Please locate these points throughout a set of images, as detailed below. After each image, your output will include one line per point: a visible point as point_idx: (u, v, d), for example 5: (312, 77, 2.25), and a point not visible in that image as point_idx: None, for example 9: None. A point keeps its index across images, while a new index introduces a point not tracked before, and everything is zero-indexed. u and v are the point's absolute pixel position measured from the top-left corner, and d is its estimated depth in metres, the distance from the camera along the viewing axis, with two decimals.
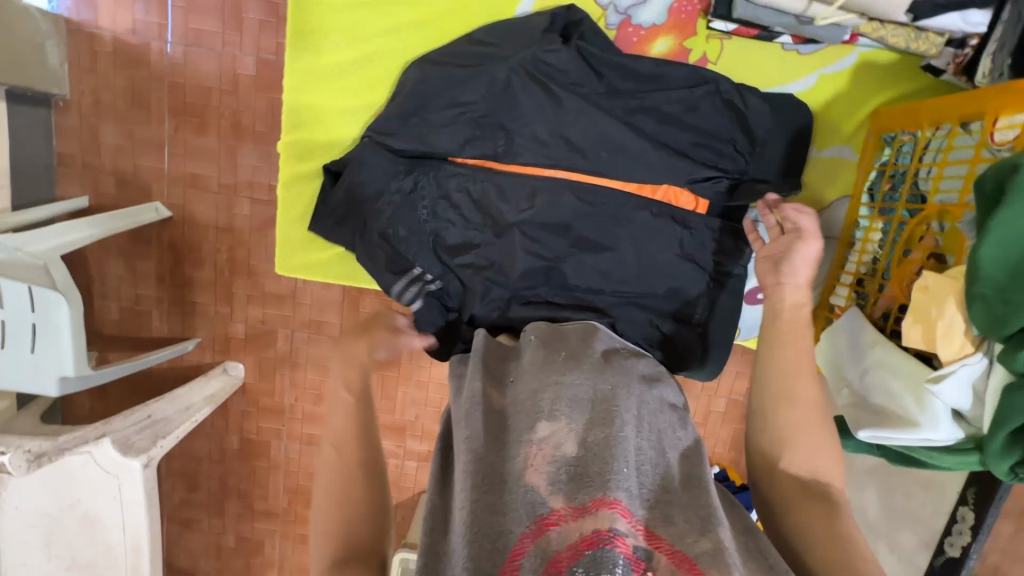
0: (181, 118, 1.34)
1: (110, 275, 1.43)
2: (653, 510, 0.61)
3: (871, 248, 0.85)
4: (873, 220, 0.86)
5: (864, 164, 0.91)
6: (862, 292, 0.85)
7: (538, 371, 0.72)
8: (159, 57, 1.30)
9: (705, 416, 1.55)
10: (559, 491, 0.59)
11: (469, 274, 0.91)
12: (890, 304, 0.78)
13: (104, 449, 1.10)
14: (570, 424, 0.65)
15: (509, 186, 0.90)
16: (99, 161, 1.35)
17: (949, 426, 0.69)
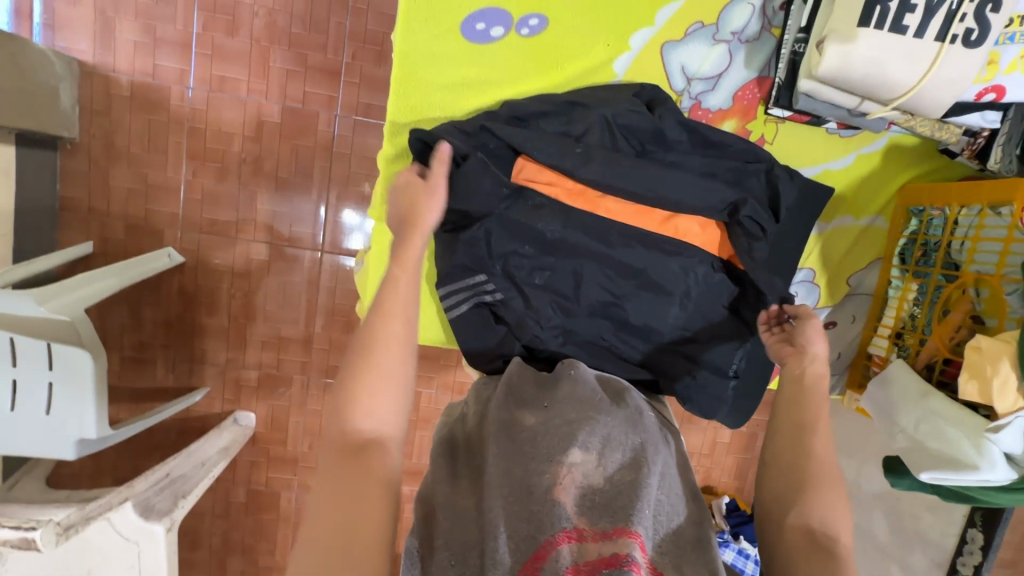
0: (199, 162, 1.32)
1: (112, 322, 1.36)
2: (667, 556, 0.58)
3: (908, 307, 0.91)
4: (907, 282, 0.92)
5: (893, 232, 0.96)
6: (903, 346, 0.91)
7: (573, 405, 0.73)
8: (180, 101, 1.29)
9: (711, 448, 1.62)
10: (584, 512, 0.58)
11: (538, 300, 0.86)
12: (931, 356, 0.83)
13: (124, 515, 1.03)
14: (602, 456, 0.65)
15: (594, 224, 0.85)
16: (109, 205, 1.31)
17: (1005, 472, 0.72)
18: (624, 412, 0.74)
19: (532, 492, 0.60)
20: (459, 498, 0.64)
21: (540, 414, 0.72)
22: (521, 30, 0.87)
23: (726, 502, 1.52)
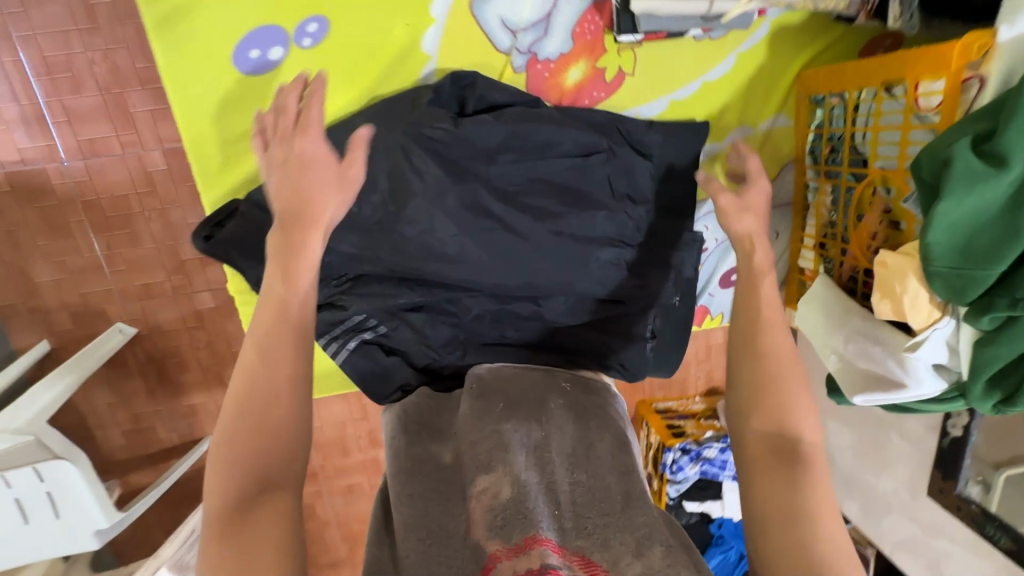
0: (109, 233, 1.27)
1: (99, 404, 1.40)
2: (589, 537, 0.63)
3: (826, 211, 1.03)
4: (822, 183, 1.03)
5: (802, 126, 1.07)
6: (827, 253, 1.03)
7: (476, 421, 0.74)
8: (60, 178, 1.22)
9: (707, 353, 1.61)
10: (496, 534, 0.59)
11: (428, 323, 0.91)
12: (853, 264, 0.94)
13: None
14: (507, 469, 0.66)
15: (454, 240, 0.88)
16: (44, 301, 1.30)
17: (933, 383, 0.82)
18: (529, 408, 0.78)
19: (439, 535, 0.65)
20: (385, 554, 0.68)
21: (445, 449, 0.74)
22: (302, 41, 0.94)
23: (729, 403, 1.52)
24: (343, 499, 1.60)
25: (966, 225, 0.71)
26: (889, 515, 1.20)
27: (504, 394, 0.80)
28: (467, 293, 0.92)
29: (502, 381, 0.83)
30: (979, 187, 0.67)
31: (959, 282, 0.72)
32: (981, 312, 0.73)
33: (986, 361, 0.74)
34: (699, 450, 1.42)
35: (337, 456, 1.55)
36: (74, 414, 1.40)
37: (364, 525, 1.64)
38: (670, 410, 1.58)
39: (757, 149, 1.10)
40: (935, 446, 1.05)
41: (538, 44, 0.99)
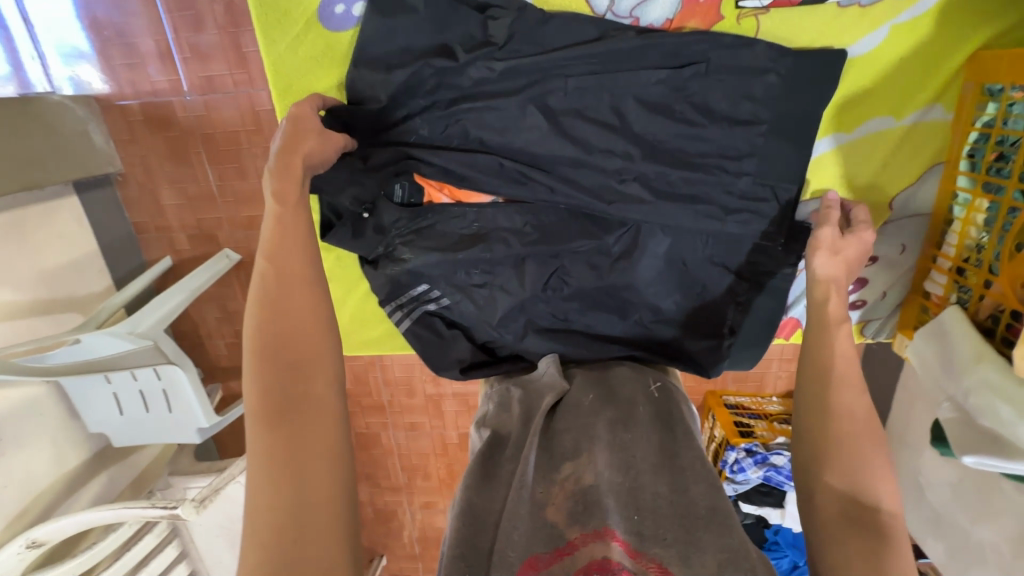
0: (221, 166, 1.38)
1: (209, 317, 1.59)
2: (670, 547, 0.60)
3: (974, 231, 0.88)
4: (976, 198, 0.87)
5: (962, 122, 0.89)
6: (964, 284, 0.90)
7: (578, 415, 0.77)
8: (184, 111, 1.33)
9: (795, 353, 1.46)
10: (575, 522, 0.63)
11: (506, 280, 0.92)
12: (997, 301, 0.82)
13: None
14: (592, 460, 0.70)
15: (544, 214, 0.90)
16: (168, 222, 1.46)
17: None
18: (617, 408, 0.79)
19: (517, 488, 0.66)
20: (486, 501, 0.67)
21: (529, 424, 0.77)
22: None
23: None
24: (406, 434, 1.72)
25: None
26: (982, 565, 1.06)
27: (584, 390, 0.83)
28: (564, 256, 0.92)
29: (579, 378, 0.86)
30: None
31: None
32: None
33: None
34: (766, 455, 1.32)
35: (404, 395, 1.66)
36: (190, 322, 1.60)
37: (422, 460, 1.77)
38: (741, 405, 1.48)
39: (895, 145, 0.94)
40: None
41: (642, 8, 0.84)
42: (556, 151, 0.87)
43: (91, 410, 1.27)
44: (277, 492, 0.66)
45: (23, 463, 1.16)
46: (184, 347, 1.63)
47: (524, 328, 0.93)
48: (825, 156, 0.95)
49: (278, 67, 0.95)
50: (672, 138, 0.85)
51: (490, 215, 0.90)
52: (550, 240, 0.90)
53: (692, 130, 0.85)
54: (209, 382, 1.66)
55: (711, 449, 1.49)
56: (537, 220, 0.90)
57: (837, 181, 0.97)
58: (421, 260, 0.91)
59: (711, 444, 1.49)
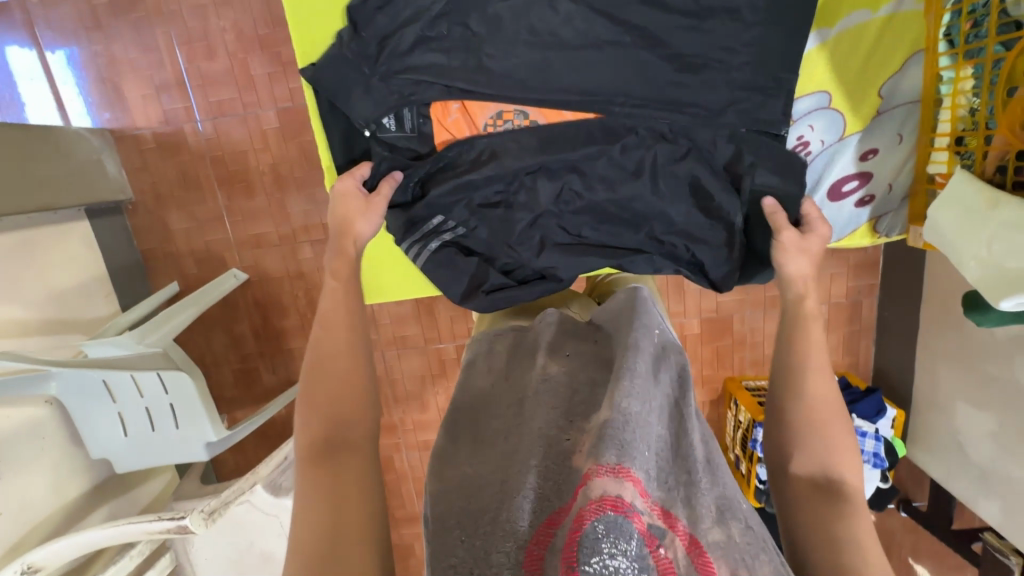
0: (229, 186, 1.43)
1: (216, 344, 1.57)
2: (669, 491, 0.55)
3: (964, 100, 0.84)
4: (960, 68, 0.84)
5: (932, 4, 0.85)
6: (965, 151, 0.85)
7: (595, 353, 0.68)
8: (194, 136, 1.40)
9: None
10: (602, 449, 0.52)
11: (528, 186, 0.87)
12: (1001, 151, 0.76)
13: (259, 494, 1.23)
14: (613, 393, 0.59)
15: (558, 134, 0.86)
16: (176, 246, 1.48)
17: None
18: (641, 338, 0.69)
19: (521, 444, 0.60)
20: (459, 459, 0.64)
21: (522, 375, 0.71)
22: None
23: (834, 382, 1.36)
24: (420, 454, 1.65)
25: None
26: None
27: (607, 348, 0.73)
28: (590, 161, 0.86)
29: (592, 338, 0.76)
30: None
31: None
32: None
33: None
34: None
35: (416, 411, 1.61)
36: (196, 351, 1.58)
37: None
38: (762, 388, 1.45)
39: (877, 38, 0.89)
40: None
41: None
42: (578, 58, 0.81)
43: (93, 433, 1.22)
44: (316, 499, 0.60)
45: (20, 489, 1.10)
46: None
47: (542, 243, 0.88)
48: (812, 56, 0.90)
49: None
50: (682, 47, 0.80)
51: (503, 134, 0.87)
52: (562, 151, 0.85)
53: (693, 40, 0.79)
54: None
55: (739, 437, 1.44)
56: (545, 136, 0.86)
57: (829, 78, 0.91)
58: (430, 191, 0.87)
59: (736, 430, 1.44)
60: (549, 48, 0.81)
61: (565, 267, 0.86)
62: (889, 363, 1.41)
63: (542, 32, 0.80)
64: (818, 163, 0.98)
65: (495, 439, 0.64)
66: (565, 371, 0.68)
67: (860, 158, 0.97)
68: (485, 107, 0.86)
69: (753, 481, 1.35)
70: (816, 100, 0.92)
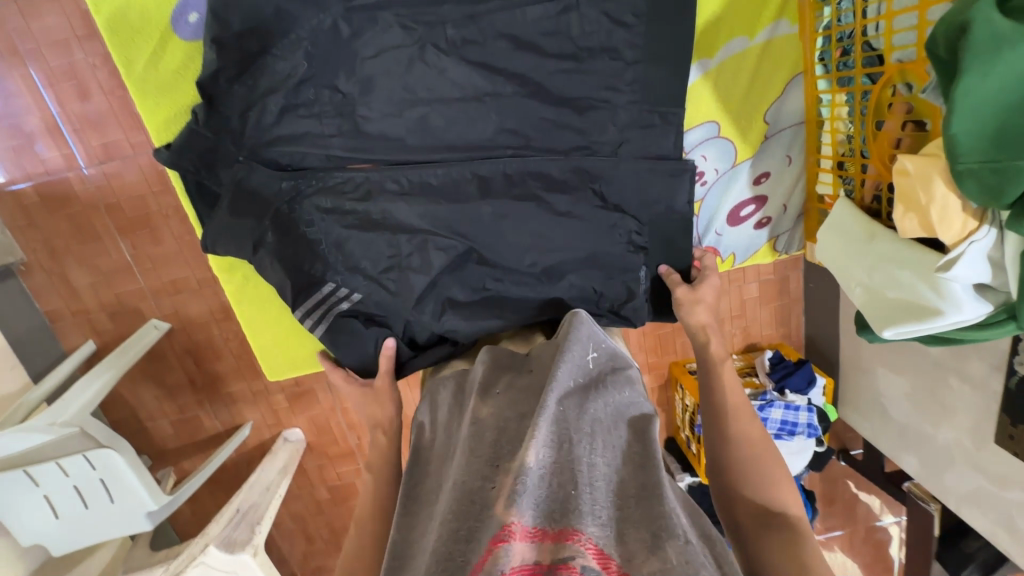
0: (132, 234, 1.33)
1: (147, 398, 1.49)
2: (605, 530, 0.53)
3: (842, 126, 0.90)
4: (835, 94, 0.90)
5: (806, 33, 0.92)
6: (846, 176, 0.91)
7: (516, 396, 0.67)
8: (82, 185, 1.28)
9: (742, 307, 1.51)
10: (515, 504, 0.51)
11: (410, 248, 0.78)
12: (876, 181, 0.84)
13: (213, 554, 1.20)
14: (532, 435, 0.57)
15: (447, 187, 0.79)
16: (84, 304, 1.37)
17: (976, 307, 0.71)
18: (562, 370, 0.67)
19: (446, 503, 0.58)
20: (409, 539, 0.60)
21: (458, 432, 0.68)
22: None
23: (769, 358, 1.42)
24: None
25: (985, 108, 0.61)
26: (953, 466, 1.09)
27: (540, 376, 0.69)
28: (477, 205, 0.79)
29: (528, 369, 0.72)
30: (1000, 54, 0.59)
31: (993, 179, 0.62)
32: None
33: None
34: None
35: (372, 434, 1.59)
36: (127, 409, 1.49)
37: None
38: None
39: (757, 65, 0.93)
40: (1002, 385, 0.95)
41: None
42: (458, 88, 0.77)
43: (16, 522, 1.14)
44: None
45: None
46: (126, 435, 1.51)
47: (442, 305, 0.81)
48: (698, 85, 0.93)
49: (144, 90, 0.87)
50: (566, 89, 0.78)
51: (377, 199, 0.78)
52: (437, 205, 0.78)
53: (577, 82, 0.78)
54: (159, 468, 1.54)
55: (687, 418, 1.49)
56: (427, 185, 0.79)
57: (716, 108, 0.95)
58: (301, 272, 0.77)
59: (685, 413, 1.49)
60: (436, 86, 0.76)
61: (466, 330, 0.80)
62: (818, 331, 1.48)
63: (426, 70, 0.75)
64: (714, 192, 1.01)
65: (431, 501, 0.63)
66: (492, 407, 0.66)
67: (753, 183, 1.01)
68: (359, 164, 0.78)
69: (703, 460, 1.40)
70: (706, 128, 0.96)
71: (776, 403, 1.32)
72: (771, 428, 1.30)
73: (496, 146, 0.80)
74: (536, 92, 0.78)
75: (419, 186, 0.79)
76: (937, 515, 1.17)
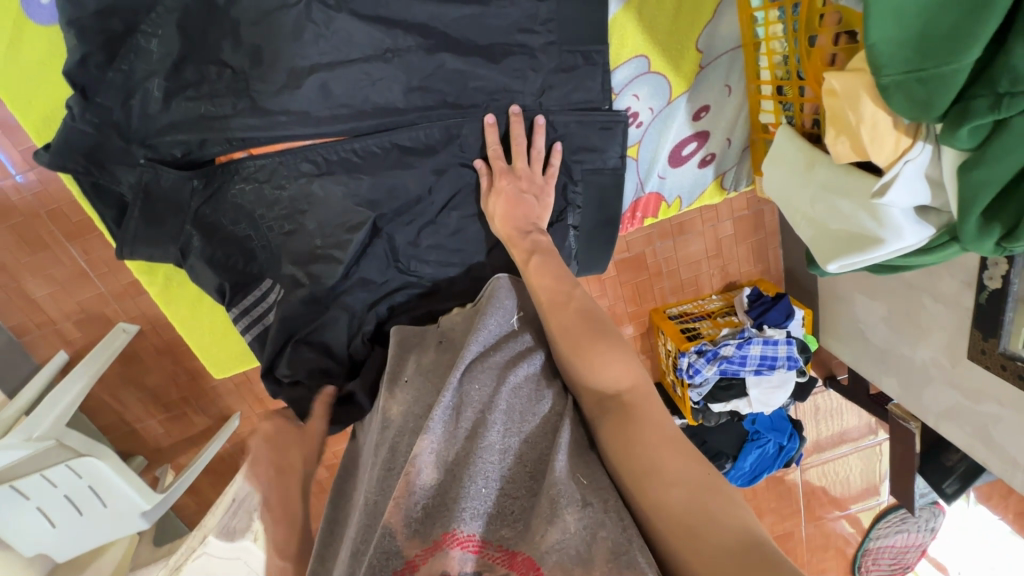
0: (80, 239, 1.28)
1: (130, 401, 1.48)
2: (512, 523, 0.53)
3: (778, 46, 0.84)
4: (767, 11, 0.84)
5: None
6: (786, 102, 0.86)
7: (420, 389, 0.66)
8: (18, 193, 1.22)
9: (719, 246, 1.48)
10: (414, 528, 0.52)
11: (337, 231, 0.78)
12: (814, 105, 0.78)
13: (214, 543, 1.23)
14: (428, 445, 0.57)
15: (366, 156, 0.77)
16: (48, 315, 1.35)
17: (917, 231, 0.69)
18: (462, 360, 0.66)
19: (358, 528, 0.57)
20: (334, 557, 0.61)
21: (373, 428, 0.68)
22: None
23: (748, 295, 1.40)
24: None
25: (907, 10, 0.55)
26: (930, 384, 1.09)
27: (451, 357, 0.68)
28: (408, 168, 0.79)
29: (437, 343, 0.72)
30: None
31: (920, 90, 0.57)
32: (958, 127, 0.57)
33: (975, 189, 0.59)
34: (716, 350, 1.30)
35: None
36: (112, 414, 1.49)
37: None
38: (685, 313, 1.48)
39: None
40: (973, 301, 0.93)
41: None
42: (368, 49, 0.72)
43: (15, 536, 1.16)
44: None
45: None
46: (117, 439, 1.52)
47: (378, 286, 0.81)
48: (621, 18, 0.84)
49: (7, 86, 0.80)
50: (477, 39, 0.75)
51: (298, 182, 0.76)
52: (365, 178, 0.78)
53: (487, 27, 0.75)
54: (156, 467, 1.56)
55: (670, 364, 1.49)
56: (348, 162, 0.77)
57: (642, 40, 0.86)
58: (227, 276, 0.78)
59: (669, 358, 1.48)
60: (343, 46, 0.71)
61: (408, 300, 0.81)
62: (797, 264, 1.46)
63: (328, 37, 0.70)
64: (651, 133, 0.96)
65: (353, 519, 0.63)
66: (401, 404, 0.65)
67: (693, 118, 0.96)
68: (263, 149, 0.74)
69: (688, 404, 1.38)
70: (636, 63, 0.87)
71: (755, 339, 1.31)
72: (752, 365, 1.29)
73: (410, 111, 0.77)
74: (443, 43, 0.74)
75: (338, 161, 0.77)
76: (917, 432, 1.21)
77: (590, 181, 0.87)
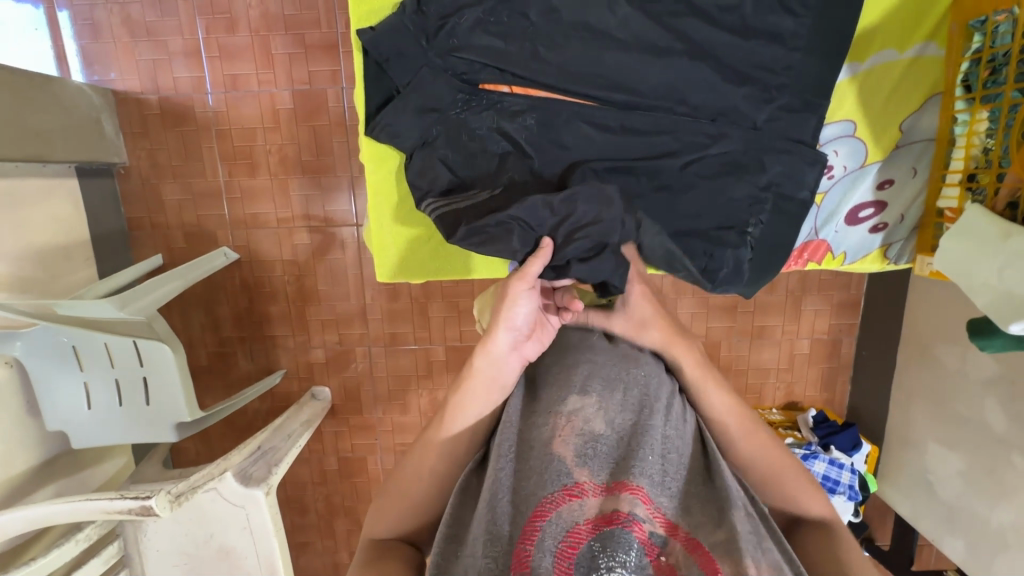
0: (231, 162, 1.40)
1: (193, 324, 1.51)
2: (675, 498, 0.57)
3: (979, 139, 0.93)
4: (976, 111, 0.93)
5: (953, 57, 0.94)
6: (978, 187, 0.93)
7: (566, 356, 0.71)
8: (203, 108, 1.36)
9: (791, 361, 1.50)
10: (584, 464, 0.56)
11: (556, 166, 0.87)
12: (1014, 188, 0.85)
13: (228, 483, 1.17)
14: (599, 404, 0.62)
15: (607, 123, 0.87)
16: (165, 219, 1.43)
17: None
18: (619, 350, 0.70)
19: (505, 448, 0.61)
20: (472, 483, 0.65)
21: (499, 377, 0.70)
22: None
23: (813, 415, 1.40)
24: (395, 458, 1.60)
25: None
26: (1006, 551, 1.05)
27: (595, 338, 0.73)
28: (637, 149, 0.88)
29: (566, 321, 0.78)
30: None
31: None
32: None
33: None
34: None
35: (398, 412, 1.57)
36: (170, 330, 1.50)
37: None
38: None
39: (899, 79, 0.98)
40: None
41: None
42: (623, 56, 0.84)
43: (52, 402, 1.13)
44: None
45: None
46: None
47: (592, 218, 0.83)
48: (844, 85, 0.98)
49: None
50: (725, 60, 0.85)
51: (555, 123, 0.87)
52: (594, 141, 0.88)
53: (736, 56, 0.84)
54: None
55: None
56: (591, 123, 0.87)
57: (856, 108, 1.00)
58: (465, 172, 0.87)
59: None
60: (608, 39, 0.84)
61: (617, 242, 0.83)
62: (864, 402, 1.47)
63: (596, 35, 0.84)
64: (840, 186, 1.06)
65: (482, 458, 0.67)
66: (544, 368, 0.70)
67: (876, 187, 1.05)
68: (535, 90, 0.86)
69: None
70: (844, 125, 1.01)
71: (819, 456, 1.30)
72: None
73: (651, 95, 0.86)
74: (702, 55, 0.84)
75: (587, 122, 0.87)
76: None
77: (777, 204, 0.91)
